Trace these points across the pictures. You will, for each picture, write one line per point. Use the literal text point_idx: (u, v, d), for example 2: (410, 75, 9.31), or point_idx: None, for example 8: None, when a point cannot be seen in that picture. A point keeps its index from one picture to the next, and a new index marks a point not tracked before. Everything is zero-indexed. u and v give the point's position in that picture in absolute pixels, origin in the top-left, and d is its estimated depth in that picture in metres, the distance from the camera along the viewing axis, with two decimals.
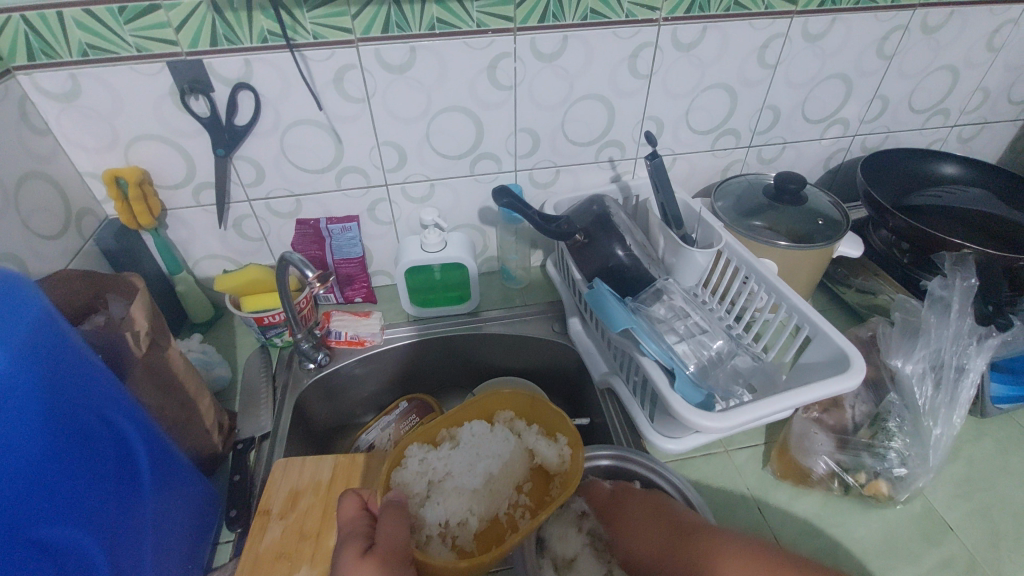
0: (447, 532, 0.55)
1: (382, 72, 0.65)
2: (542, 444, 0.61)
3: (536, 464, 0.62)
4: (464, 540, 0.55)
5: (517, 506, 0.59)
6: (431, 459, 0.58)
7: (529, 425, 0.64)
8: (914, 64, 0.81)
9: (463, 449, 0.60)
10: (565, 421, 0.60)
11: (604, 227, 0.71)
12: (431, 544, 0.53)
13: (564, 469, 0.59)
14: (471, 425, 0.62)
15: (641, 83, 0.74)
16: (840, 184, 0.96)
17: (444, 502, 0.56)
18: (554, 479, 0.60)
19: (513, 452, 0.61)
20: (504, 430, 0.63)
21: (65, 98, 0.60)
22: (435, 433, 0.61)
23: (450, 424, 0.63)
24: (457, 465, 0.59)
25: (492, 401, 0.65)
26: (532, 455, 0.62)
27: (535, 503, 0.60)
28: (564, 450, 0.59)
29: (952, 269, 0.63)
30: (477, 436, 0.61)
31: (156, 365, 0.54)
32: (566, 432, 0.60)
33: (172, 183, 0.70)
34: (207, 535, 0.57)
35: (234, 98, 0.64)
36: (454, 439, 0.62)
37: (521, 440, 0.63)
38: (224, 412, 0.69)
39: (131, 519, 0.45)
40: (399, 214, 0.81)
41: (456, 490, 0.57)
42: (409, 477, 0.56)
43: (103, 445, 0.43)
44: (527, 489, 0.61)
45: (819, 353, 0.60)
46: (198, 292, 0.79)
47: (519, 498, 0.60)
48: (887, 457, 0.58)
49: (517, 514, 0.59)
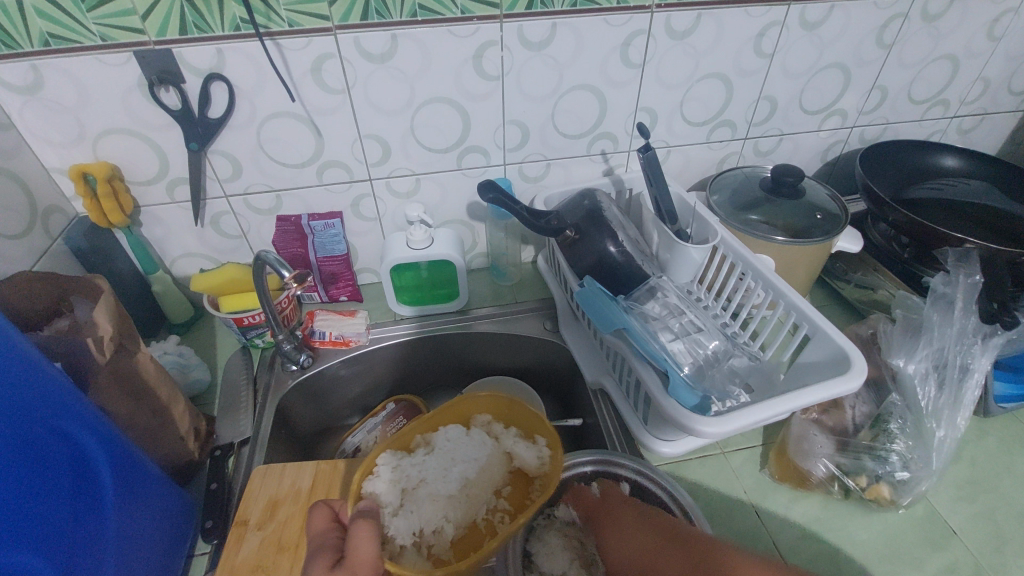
0: (422, 541, 0.53)
1: (362, 61, 0.62)
2: (520, 446, 0.58)
3: (515, 466, 0.59)
4: (440, 549, 0.52)
5: (496, 511, 0.57)
6: (404, 466, 0.55)
7: (506, 427, 0.61)
8: (914, 53, 0.78)
9: (438, 455, 0.57)
10: (545, 421, 0.58)
11: (595, 222, 0.68)
12: (404, 556, 0.50)
13: (544, 472, 0.56)
14: (446, 430, 0.59)
15: (633, 73, 0.71)
16: (838, 177, 0.93)
17: (417, 510, 0.53)
18: (534, 482, 0.57)
19: (490, 456, 0.58)
20: (481, 433, 0.60)
21: (26, 90, 0.57)
22: (409, 440, 0.59)
23: (425, 430, 0.60)
24: (432, 471, 0.56)
25: (468, 405, 0.62)
26: (511, 458, 0.59)
27: (515, 507, 0.57)
28: (542, 452, 0.56)
29: (956, 265, 0.62)
30: (452, 441, 0.58)
31: (123, 371, 0.51)
32: (545, 433, 0.58)
33: (145, 179, 0.67)
34: (180, 547, 0.55)
35: (207, 89, 0.61)
36: (429, 446, 0.59)
37: (498, 444, 0.60)
38: (201, 416, 0.66)
39: (91, 536, 0.42)
40: (384, 210, 0.78)
41: (430, 497, 0.55)
42: (381, 487, 0.53)
43: (57, 457, 0.40)
44: (506, 492, 0.58)
45: (818, 352, 0.58)
46: (176, 292, 0.76)
47: (498, 503, 0.57)
48: (889, 460, 0.55)
49: (496, 518, 0.56)
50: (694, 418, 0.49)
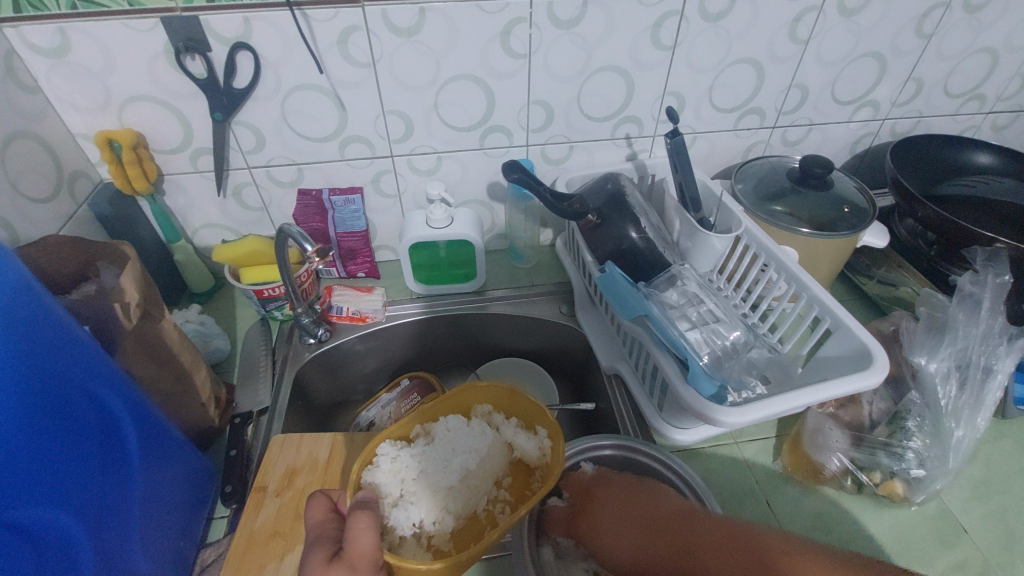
0: (422, 532, 0.54)
1: (388, 34, 0.61)
2: (520, 437, 0.59)
3: (515, 457, 0.61)
4: (440, 540, 0.54)
5: (496, 501, 0.59)
6: (404, 457, 0.56)
7: (507, 418, 0.62)
8: (953, 45, 0.76)
9: (438, 446, 0.58)
10: (546, 413, 0.59)
11: (618, 207, 0.68)
12: (404, 547, 0.51)
13: (545, 463, 0.57)
14: (446, 420, 0.60)
15: (663, 56, 0.69)
16: (865, 170, 0.92)
17: (417, 500, 0.54)
18: (535, 472, 0.58)
19: (491, 446, 0.59)
20: (480, 424, 0.60)
21: (54, 53, 0.57)
22: (408, 430, 0.59)
23: (424, 420, 0.60)
24: (431, 463, 0.56)
25: (470, 393, 0.62)
26: (511, 448, 0.60)
27: (515, 498, 0.58)
28: (544, 443, 0.57)
29: (984, 265, 0.61)
30: (452, 432, 0.59)
31: (148, 336, 0.52)
32: (544, 424, 0.59)
33: (169, 147, 0.68)
34: (201, 509, 0.57)
35: (233, 59, 0.60)
36: (428, 436, 0.59)
37: (499, 434, 0.60)
38: (222, 385, 0.67)
39: (116, 495, 0.44)
40: (405, 187, 0.78)
41: (431, 488, 0.55)
42: (382, 476, 0.54)
43: (84, 418, 0.41)
44: (506, 483, 0.60)
45: (840, 346, 0.57)
46: (197, 262, 0.77)
47: (498, 494, 0.59)
48: (905, 457, 0.55)
49: (496, 509, 0.58)
50: (716, 408, 0.49)
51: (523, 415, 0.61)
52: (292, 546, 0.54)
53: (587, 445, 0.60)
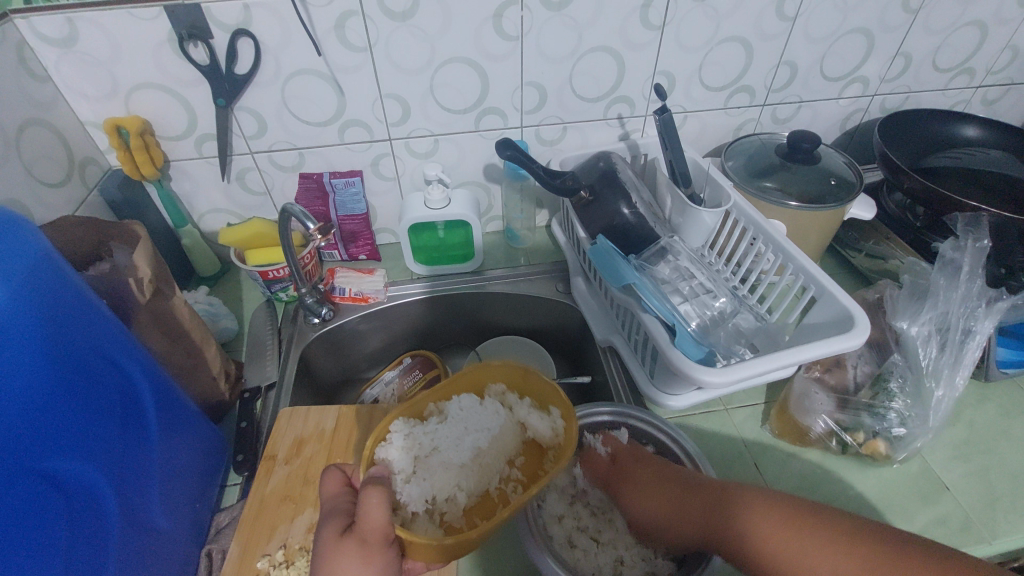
0: (434, 509, 0.51)
1: (384, 19, 0.63)
2: (533, 417, 0.55)
3: (529, 437, 0.57)
4: (452, 516, 0.51)
5: (508, 480, 0.55)
6: (418, 433, 0.53)
7: (521, 398, 0.58)
8: (941, 19, 0.77)
9: (450, 424, 0.54)
10: (560, 391, 0.54)
11: (610, 184, 0.70)
12: (416, 522, 0.47)
13: (558, 443, 0.53)
14: (459, 399, 0.56)
15: (653, 35, 0.71)
16: (856, 147, 0.93)
17: (429, 477, 0.51)
18: (548, 453, 0.55)
19: (503, 425, 0.56)
20: (494, 403, 0.57)
21: (63, 43, 0.60)
22: (421, 408, 0.55)
23: (438, 398, 0.56)
24: (444, 440, 0.53)
25: (483, 372, 0.58)
26: (524, 428, 0.57)
27: (527, 478, 0.54)
28: (557, 423, 0.54)
29: (965, 231, 0.62)
30: (465, 410, 0.55)
31: (160, 312, 0.55)
32: (559, 403, 0.54)
33: (174, 134, 0.70)
34: (214, 478, 0.59)
35: (235, 45, 0.62)
36: (442, 414, 0.55)
37: (511, 414, 0.57)
38: (230, 361, 0.70)
39: (137, 459, 0.46)
40: (403, 170, 0.80)
41: (443, 466, 0.52)
42: (394, 453, 0.50)
43: (107, 382, 0.44)
44: (519, 462, 0.56)
45: (824, 313, 0.59)
46: (204, 246, 0.79)
47: (510, 473, 0.55)
48: (887, 416, 0.58)
49: (508, 488, 0.54)
50: (699, 369, 0.51)
51: (538, 395, 0.57)
52: (303, 508, 0.57)
53: (587, 412, 0.61)
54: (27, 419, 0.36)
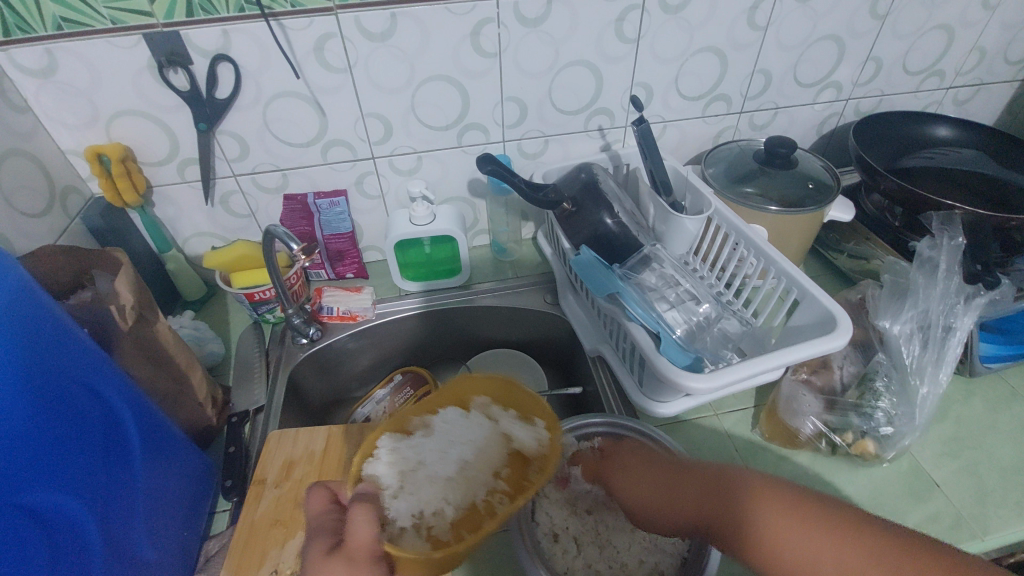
0: (421, 523, 0.48)
1: (363, 40, 0.64)
2: (517, 427, 0.53)
3: (514, 448, 0.54)
4: (440, 530, 0.48)
5: (495, 493, 0.52)
6: (403, 448, 0.52)
7: (505, 409, 0.56)
8: (908, 24, 0.79)
9: (436, 437, 0.54)
10: (544, 402, 0.54)
11: (591, 195, 0.71)
12: (404, 538, 0.46)
13: (544, 454, 0.51)
14: (443, 412, 0.56)
15: (629, 48, 0.72)
16: (833, 150, 0.95)
17: (416, 492, 0.50)
18: (534, 463, 0.52)
19: (488, 437, 0.54)
20: (479, 415, 0.56)
21: (42, 73, 0.60)
22: (404, 423, 0.55)
23: (421, 412, 0.56)
24: (430, 453, 0.53)
25: (467, 384, 0.57)
26: (508, 439, 0.55)
27: (514, 488, 0.51)
28: (541, 433, 0.53)
29: (940, 229, 0.64)
30: (450, 423, 0.55)
31: (144, 339, 0.55)
32: (544, 415, 0.54)
33: (156, 160, 0.70)
34: (203, 503, 0.59)
35: (214, 70, 0.63)
36: (426, 428, 0.55)
37: (495, 425, 0.55)
38: (217, 386, 0.69)
39: (120, 488, 0.46)
40: (387, 188, 0.80)
41: (429, 480, 0.51)
42: (380, 469, 0.49)
43: (90, 413, 0.43)
44: (505, 473, 0.53)
45: (807, 315, 0.60)
46: (188, 270, 0.79)
47: (496, 484, 0.52)
48: (874, 416, 0.58)
49: (496, 500, 0.51)
50: (685, 374, 0.51)
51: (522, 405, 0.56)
52: (294, 532, 0.56)
53: (580, 422, 0.61)
54: (9, 448, 0.35)
